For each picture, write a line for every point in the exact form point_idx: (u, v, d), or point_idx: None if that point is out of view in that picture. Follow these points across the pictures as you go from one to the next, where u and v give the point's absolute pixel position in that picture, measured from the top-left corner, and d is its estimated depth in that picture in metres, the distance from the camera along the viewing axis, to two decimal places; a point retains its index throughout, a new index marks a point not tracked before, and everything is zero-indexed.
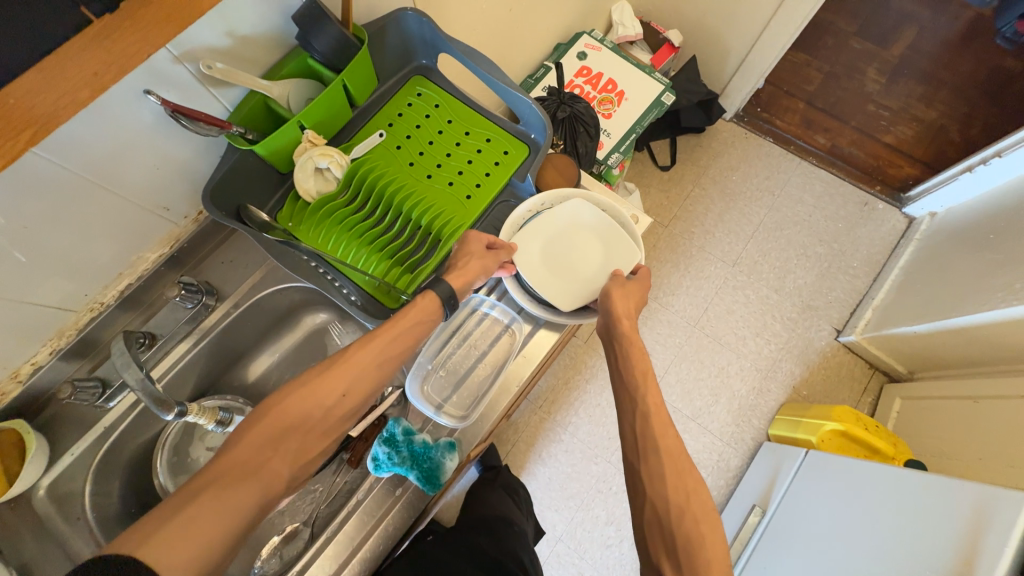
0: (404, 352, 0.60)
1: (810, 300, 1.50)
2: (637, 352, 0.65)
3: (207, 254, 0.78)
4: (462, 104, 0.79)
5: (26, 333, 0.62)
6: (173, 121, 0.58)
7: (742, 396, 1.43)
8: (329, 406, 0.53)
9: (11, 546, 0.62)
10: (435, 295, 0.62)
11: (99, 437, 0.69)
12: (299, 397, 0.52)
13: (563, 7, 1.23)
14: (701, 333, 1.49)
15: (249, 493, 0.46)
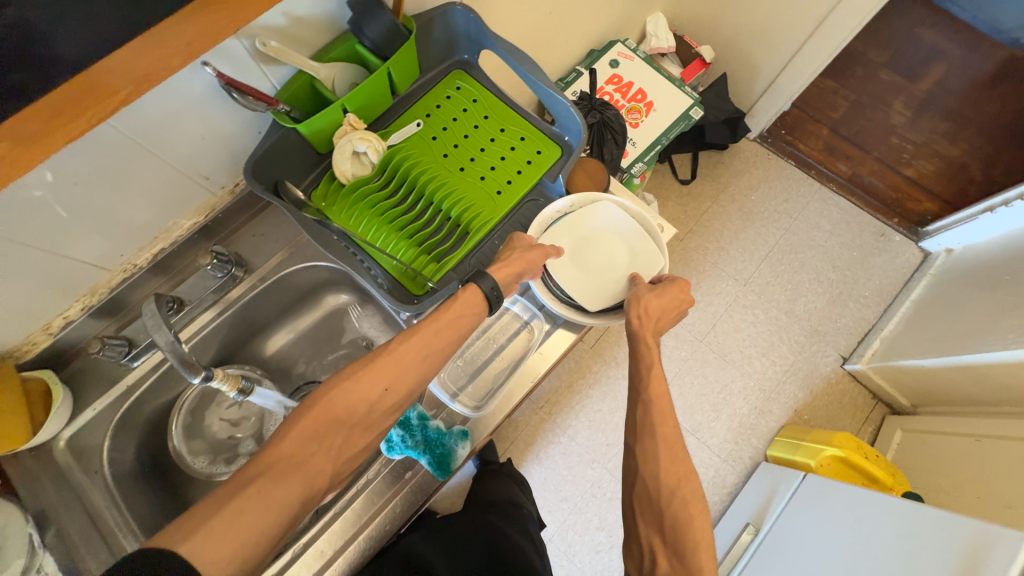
0: (447, 346, 0.59)
1: (818, 325, 1.50)
2: (647, 343, 0.64)
3: (239, 226, 0.79)
4: (499, 101, 0.80)
5: (62, 287, 0.64)
6: (225, 93, 0.60)
7: (743, 415, 1.43)
8: (370, 401, 0.53)
9: (30, 492, 0.64)
10: (478, 288, 0.61)
11: (121, 394, 0.71)
12: (340, 391, 0.52)
13: (600, 14, 1.25)
14: (707, 348, 1.49)
15: (293, 487, 0.46)
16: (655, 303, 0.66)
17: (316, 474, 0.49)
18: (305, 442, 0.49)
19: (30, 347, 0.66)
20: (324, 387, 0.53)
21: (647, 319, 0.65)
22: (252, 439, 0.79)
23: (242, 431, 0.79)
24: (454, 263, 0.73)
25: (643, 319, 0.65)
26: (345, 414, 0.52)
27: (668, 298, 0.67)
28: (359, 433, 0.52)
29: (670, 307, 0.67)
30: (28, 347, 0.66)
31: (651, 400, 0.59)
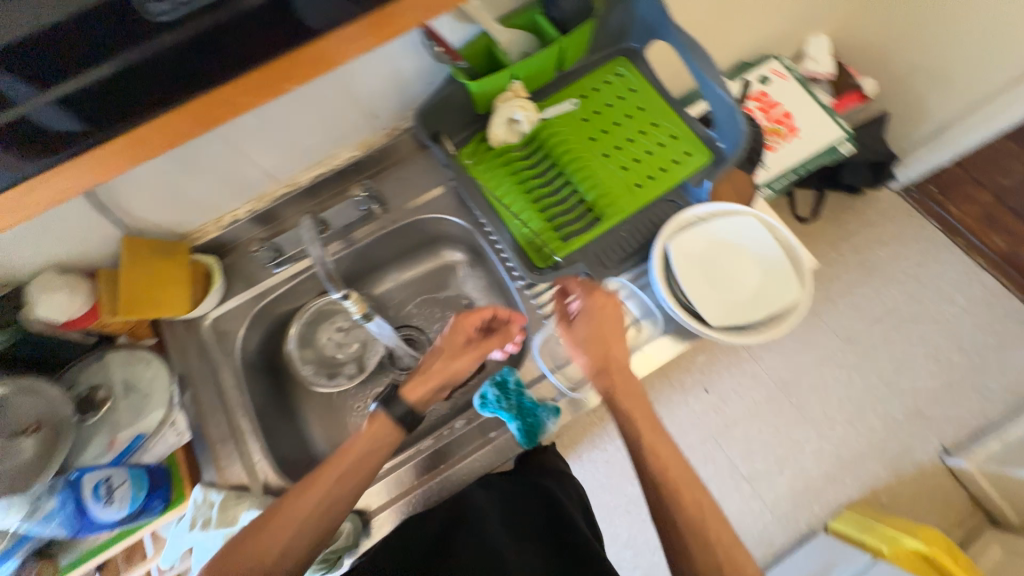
0: (359, 483, 0.56)
1: (924, 408, 1.25)
2: (636, 403, 0.62)
3: (384, 167, 0.84)
4: (657, 95, 0.79)
5: (239, 187, 0.74)
6: (422, 43, 0.66)
7: (811, 480, 1.22)
8: (270, 564, 0.51)
9: (179, 354, 0.75)
10: (388, 415, 0.59)
11: (259, 292, 0.79)
12: (246, 546, 0.51)
13: (767, 26, 1.17)
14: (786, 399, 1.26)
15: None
16: (618, 349, 0.64)
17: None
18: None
19: (202, 235, 0.77)
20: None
21: (605, 372, 0.63)
22: (353, 363, 0.84)
23: (347, 355, 0.84)
24: (580, 245, 0.71)
25: (607, 378, 0.63)
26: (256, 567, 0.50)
27: (614, 334, 0.64)
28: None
29: (620, 349, 0.64)
30: (202, 233, 0.77)
31: (652, 458, 0.59)
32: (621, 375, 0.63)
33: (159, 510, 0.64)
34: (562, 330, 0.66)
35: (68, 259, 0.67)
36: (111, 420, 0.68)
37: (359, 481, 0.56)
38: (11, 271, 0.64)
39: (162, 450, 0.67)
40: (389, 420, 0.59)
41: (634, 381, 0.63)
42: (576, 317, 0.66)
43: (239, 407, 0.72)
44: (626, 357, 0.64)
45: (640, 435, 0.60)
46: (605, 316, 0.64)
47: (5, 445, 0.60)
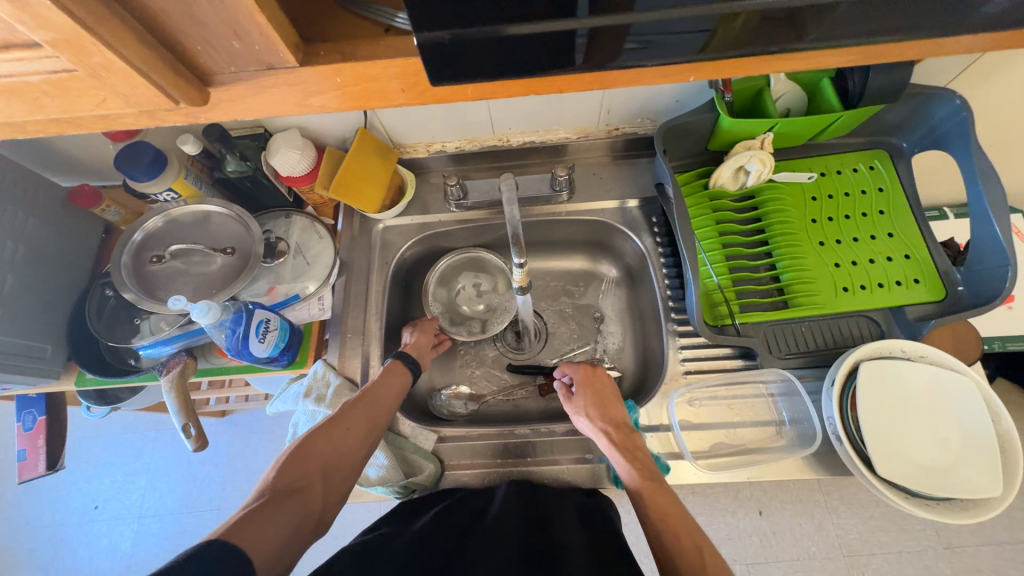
0: (387, 407, 0.64)
1: None
2: (646, 461, 0.59)
3: (585, 159, 0.85)
4: (906, 205, 0.71)
5: (463, 125, 0.78)
6: None
7: None
8: (344, 443, 0.58)
9: (349, 242, 0.82)
10: (400, 358, 0.69)
11: (429, 221, 0.84)
12: (320, 436, 0.57)
13: None
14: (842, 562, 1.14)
15: (291, 508, 0.50)
16: (617, 409, 0.65)
17: (315, 487, 0.54)
18: (295, 475, 0.53)
19: (409, 151, 0.84)
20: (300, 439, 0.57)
21: (616, 431, 0.62)
22: (478, 321, 0.85)
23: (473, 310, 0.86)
24: (756, 320, 0.66)
25: (612, 433, 0.61)
26: (325, 460, 0.56)
27: (615, 397, 0.66)
28: (341, 461, 0.57)
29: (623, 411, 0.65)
30: (410, 150, 0.83)
31: (650, 509, 0.54)
32: (631, 439, 0.61)
33: (284, 363, 0.71)
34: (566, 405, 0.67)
35: (309, 128, 0.75)
36: (277, 270, 0.75)
37: (399, 397, 0.66)
38: (269, 120, 0.73)
39: (303, 316, 0.74)
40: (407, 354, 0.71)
41: (635, 438, 0.62)
42: (576, 392, 0.67)
43: (375, 311, 0.78)
44: (625, 416, 0.65)
45: (653, 487, 0.56)
46: (603, 386, 0.68)
47: (206, 255, 0.69)
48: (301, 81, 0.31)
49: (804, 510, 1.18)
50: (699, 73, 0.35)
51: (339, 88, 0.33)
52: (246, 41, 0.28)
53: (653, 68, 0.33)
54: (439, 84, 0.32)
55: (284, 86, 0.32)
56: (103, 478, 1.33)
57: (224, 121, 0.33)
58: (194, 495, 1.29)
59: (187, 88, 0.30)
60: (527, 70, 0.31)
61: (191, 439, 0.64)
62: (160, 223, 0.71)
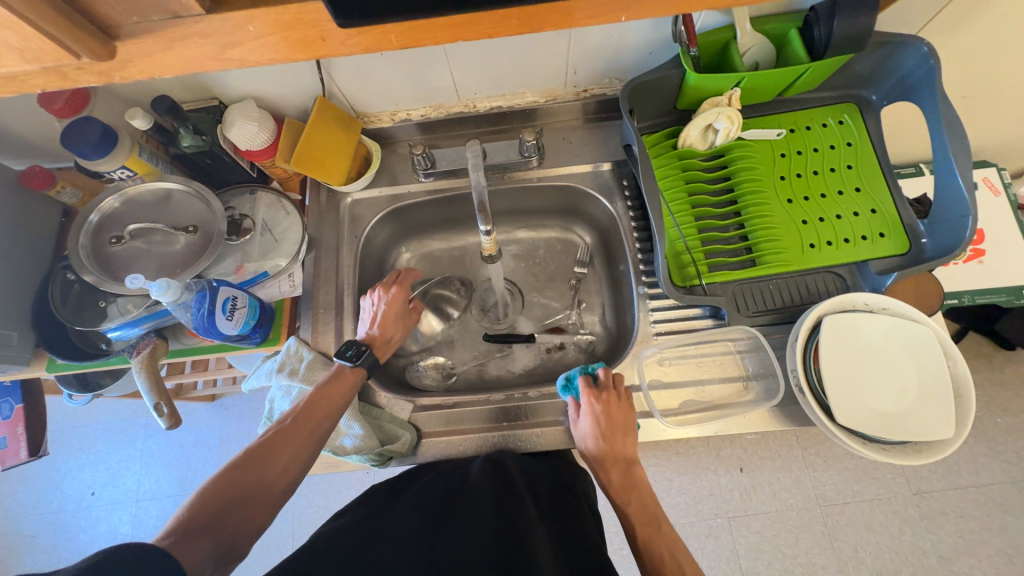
0: (329, 425, 0.61)
1: None
2: (645, 501, 0.59)
3: (554, 124, 0.83)
4: (875, 159, 0.71)
5: (427, 92, 0.76)
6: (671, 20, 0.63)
7: None
8: (270, 477, 0.55)
9: (318, 218, 0.80)
10: (360, 367, 0.65)
11: (398, 193, 0.82)
12: (250, 465, 0.54)
13: None
14: (817, 511, 1.19)
15: (200, 549, 0.47)
16: (624, 443, 0.61)
17: (231, 527, 0.50)
18: (210, 514, 0.50)
19: (374, 120, 0.81)
20: (224, 469, 0.54)
21: (620, 466, 0.61)
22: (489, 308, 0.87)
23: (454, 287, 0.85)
24: (724, 280, 0.67)
25: (607, 472, 0.61)
26: (249, 495, 0.53)
27: (628, 431, 0.62)
28: (262, 498, 0.53)
29: (631, 444, 0.62)
30: (375, 119, 0.81)
31: (645, 549, 0.56)
32: (633, 474, 0.61)
33: (256, 341, 0.71)
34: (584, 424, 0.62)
35: (266, 98, 0.72)
36: (245, 248, 0.74)
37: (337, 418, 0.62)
38: (222, 91, 0.70)
39: (274, 293, 0.73)
40: (362, 370, 0.66)
41: (636, 475, 0.61)
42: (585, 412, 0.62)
43: (347, 285, 0.77)
44: (631, 450, 0.62)
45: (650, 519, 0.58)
46: (614, 414, 0.62)
47: (168, 234, 0.68)
48: (213, 31, 0.32)
49: (782, 465, 1.23)
50: (632, 12, 0.35)
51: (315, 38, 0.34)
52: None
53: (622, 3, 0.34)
54: (350, 28, 0.33)
55: (195, 39, 0.33)
56: (97, 465, 1.34)
57: (137, 79, 0.34)
58: (188, 477, 1.31)
59: (87, 40, 0.31)
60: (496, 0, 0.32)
61: (164, 417, 0.64)
62: (117, 202, 0.69)
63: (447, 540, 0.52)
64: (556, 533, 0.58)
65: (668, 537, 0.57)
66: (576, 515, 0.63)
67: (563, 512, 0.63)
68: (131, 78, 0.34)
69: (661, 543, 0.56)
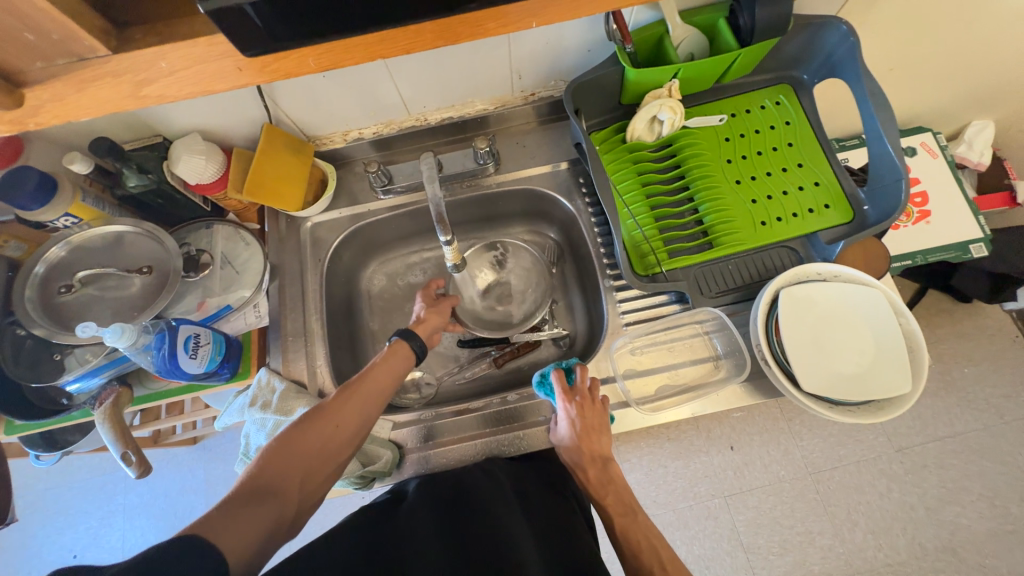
0: (382, 394, 0.60)
1: (935, 537, 1.14)
2: (622, 492, 0.61)
3: (508, 129, 0.84)
4: (813, 135, 0.74)
5: (376, 110, 0.76)
6: (604, 20, 0.65)
7: (807, 564, 1.16)
8: (328, 444, 0.54)
9: (279, 245, 0.79)
10: (410, 344, 0.65)
11: (359, 212, 0.82)
12: (309, 432, 0.53)
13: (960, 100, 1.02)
14: (808, 480, 1.22)
15: (263, 515, 0.46)
16: (598, 442, 0.62)
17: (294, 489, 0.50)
18: (273, 475, 0.50)
19: (327, 143, 0.81)
20: (282, 436, 0.53)
21: (598, 465, 0.62)
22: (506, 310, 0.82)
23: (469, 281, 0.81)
24: (684, 265, 0.69)
25: (584, 468, 0.62)
26: (309, 459, 0.52)
27: (602, 432, 0.62)
28: (322, 462, 0.53)
29: (605, 443, 0.63)
30: (327, 141, 0.81)
31: (623, 534, 0.58)
32: (607, 468, 0.63)
33: (226, 377, 0.69)
34: (562, 430, 0.63)
35: (211, 130, 0.71)
36: (205, 283, 0.72)
37: (393, 387, 0.61)
38: (165, 127, 0.69)
39: (240, 326, 0.72)
40: (405, 340, 0.65)
41: (612, 469, 0.63)
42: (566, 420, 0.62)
43: (315, 310, 0.76)
44: (605, 447, 0.63)
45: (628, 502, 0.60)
46: (589, 420, 0.62)
47: (121, 277, 0.66)
48: (126, 70, 0.32)
49: (770, 439, 1.26)
50: (541, 18, 0.36)
51: (219, 67, 0.33)
52: (41, 32, 0.29)
53: (527, 8, 0.36)
54: (269, 55, 0.33)
55: (108, 79, 0.32)
56: (77, 526, 1.28)
57: (52, 124, 0.33)
58: (176, 526, 1.26)
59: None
60: (397, 15, 0.33)
61: (132, 465, 0.62)
62: (63, 251, 0.67)
63: (429, 547, 0.51)
64: (536, 528, 0.58)
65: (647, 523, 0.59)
66: (568, 516, 0.64)
67: (557, 513, 0.63)
68: (46, 124, 0.33)
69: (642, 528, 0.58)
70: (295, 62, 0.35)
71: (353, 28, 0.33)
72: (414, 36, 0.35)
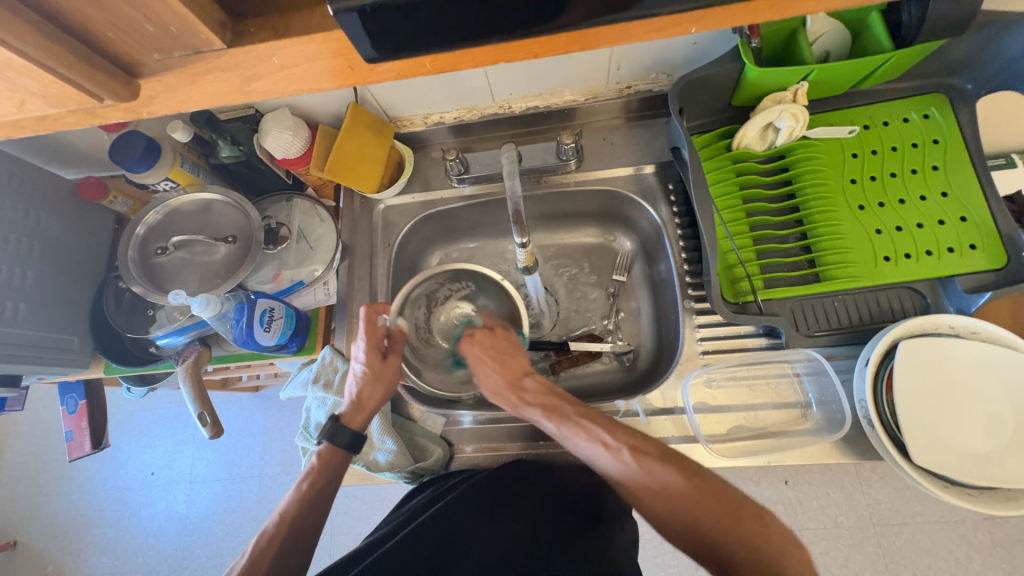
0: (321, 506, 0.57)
1: None
2: (664, 480, 0.49)
3: (595, 123, 0.78)
4: (968, 159, 0.61)
5: (460, 94, 0.73)
6: None
7: None
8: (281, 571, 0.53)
9: (352, 225, 0.80)
10: (333, 445, 0.59)
11: (431, 199, 0.80)
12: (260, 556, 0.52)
13: None
14: (872, 534, 1.10)
15: None
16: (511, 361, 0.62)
17: None
18: None
19: (407, 124, 0.79)
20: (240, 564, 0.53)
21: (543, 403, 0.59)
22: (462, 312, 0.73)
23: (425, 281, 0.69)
24: (781, 297, 0.61)
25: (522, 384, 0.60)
26: None
27: (511, 355, 0.63)
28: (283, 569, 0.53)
29: (584, 426, 0.55)
30: (407, 123, 0.79)
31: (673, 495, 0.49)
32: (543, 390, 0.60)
33: (293, 350, 0.71)
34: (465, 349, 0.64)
35: (300, 106, 0.71)
36: (281, 257, 0.74)
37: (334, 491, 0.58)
38: (257, 100, 0.70)
39: (310, 301, 0.74)
40: (339, 451, 0.60)
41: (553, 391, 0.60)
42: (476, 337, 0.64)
43: (380, 294, 0.76)
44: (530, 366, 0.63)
45: (703, 482, 0.49)
46: (497, 343, 0.63)
47: (209, 245, 0.69)
48: (238, 65, 0.31)
49: (833, 480, 1.13)
50: (701, 25, 0.30)
51: (327, 68, 0.31)
52: (160, 24, 0.28)
53: (683, 14, 0.29)
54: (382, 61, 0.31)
55: (219, 74, 0.31)
56: (155, 448, 1.44)
57: (165, 114, 0.33)
58: (237, 463, 1.38)
59: (110, 82, 0.30)
60: (528, 21, 0.28)
61: (207, 426, 0.66)
62: (160, 214, 0.70)
63: (463, 553, 0.51)
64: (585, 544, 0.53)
65: (736, 502, 0.48)
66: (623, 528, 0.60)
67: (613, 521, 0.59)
68: (157, 114, 0.33)
69: (739, 514, 0.47)
70: (406, 64, 0.32)
71: (472, 30, 0.29)
72: (542, 41, 0.31)
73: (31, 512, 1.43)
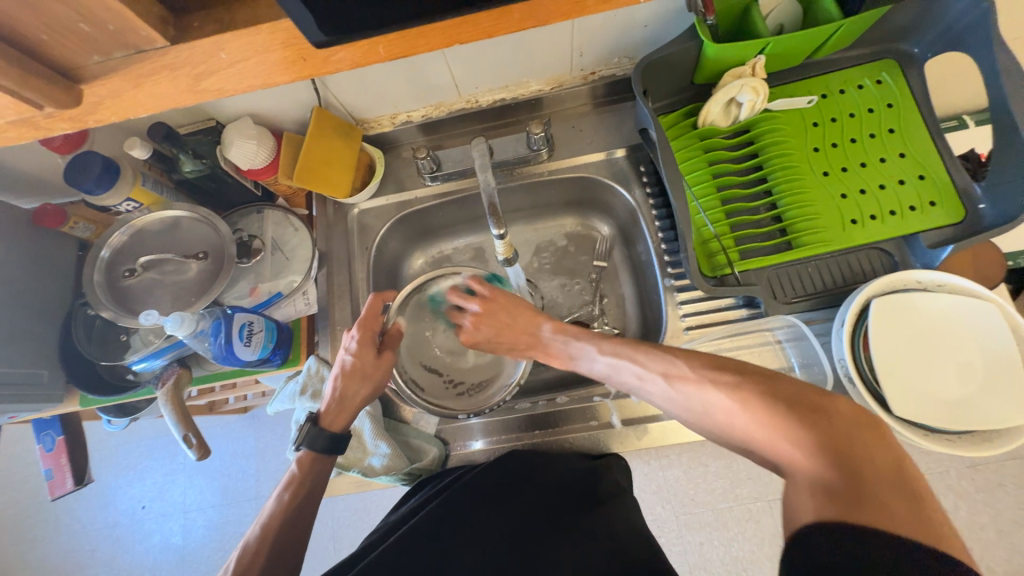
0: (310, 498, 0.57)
1: (1006, 562, 1.05)
2: (703, 401, 0.45)
3: (563, 111, 0.78)
4: (921, 119, 0.64)
5: (425, 91, 0.72)
6: None
7: None
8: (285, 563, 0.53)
9: (328, 232, 0.78)
10: (312, 451, 0.59)
11: (406, 199, 0.80)
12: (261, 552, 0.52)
13: None
14: None
15: None
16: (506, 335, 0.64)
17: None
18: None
19: (374, 126, 0.78)
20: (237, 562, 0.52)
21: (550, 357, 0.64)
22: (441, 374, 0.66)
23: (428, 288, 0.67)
24: (757, 266, 0.62)
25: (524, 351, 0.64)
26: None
27: (516, 322, 0.64)
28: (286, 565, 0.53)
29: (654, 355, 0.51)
30: (375, 124, 0.78)
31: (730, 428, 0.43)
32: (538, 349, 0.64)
33: (277, 363, 0.70)
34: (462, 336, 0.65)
35: (263, 114, 0.70)
36: (257, 269, 0.73)
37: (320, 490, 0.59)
38: (218, 111, 0.68)
39: (290, 313, 0.72)
40: (321, 454, 0.59)
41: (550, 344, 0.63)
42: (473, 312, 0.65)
43: (362, 299, 0.75)
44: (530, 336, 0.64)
45: (806, 409, 0.39)
46: (499, 316, 0.64)
47: (179, 263, 0.67)
48: (184, 62, 0.30)
49: None
50: None
51: (277, 59, 0.31)
52: (96, 22, 0.27)
53: None
54: (335, 47, 0.31)
55: (165, 73, 0.30)
56: (144, 480, 1.39)
57: (113, 120, 0.32)
58: (231, 487, 1.35)
59: (48, 87, 0.29)
60: None
61: (193, 448, 0.64)
62: (125, 235, 0.68)
63: (462, 545, 0.52)
64: (583, 527, 0.54)
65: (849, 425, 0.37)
66: (623, 505, 0.60)
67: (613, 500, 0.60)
68: (104, 121, 0.32)
69: (859, 431, 0.37)
70: (360, 52, 0.32)
71: None
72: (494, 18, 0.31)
73: (16, 560, 1.37)
